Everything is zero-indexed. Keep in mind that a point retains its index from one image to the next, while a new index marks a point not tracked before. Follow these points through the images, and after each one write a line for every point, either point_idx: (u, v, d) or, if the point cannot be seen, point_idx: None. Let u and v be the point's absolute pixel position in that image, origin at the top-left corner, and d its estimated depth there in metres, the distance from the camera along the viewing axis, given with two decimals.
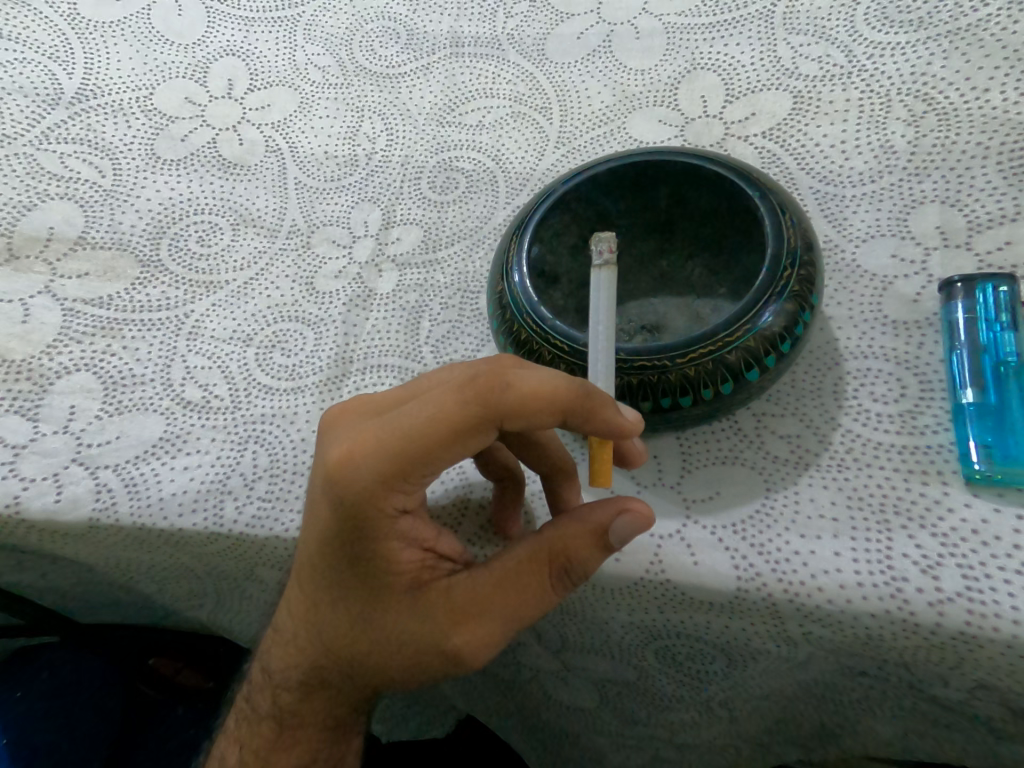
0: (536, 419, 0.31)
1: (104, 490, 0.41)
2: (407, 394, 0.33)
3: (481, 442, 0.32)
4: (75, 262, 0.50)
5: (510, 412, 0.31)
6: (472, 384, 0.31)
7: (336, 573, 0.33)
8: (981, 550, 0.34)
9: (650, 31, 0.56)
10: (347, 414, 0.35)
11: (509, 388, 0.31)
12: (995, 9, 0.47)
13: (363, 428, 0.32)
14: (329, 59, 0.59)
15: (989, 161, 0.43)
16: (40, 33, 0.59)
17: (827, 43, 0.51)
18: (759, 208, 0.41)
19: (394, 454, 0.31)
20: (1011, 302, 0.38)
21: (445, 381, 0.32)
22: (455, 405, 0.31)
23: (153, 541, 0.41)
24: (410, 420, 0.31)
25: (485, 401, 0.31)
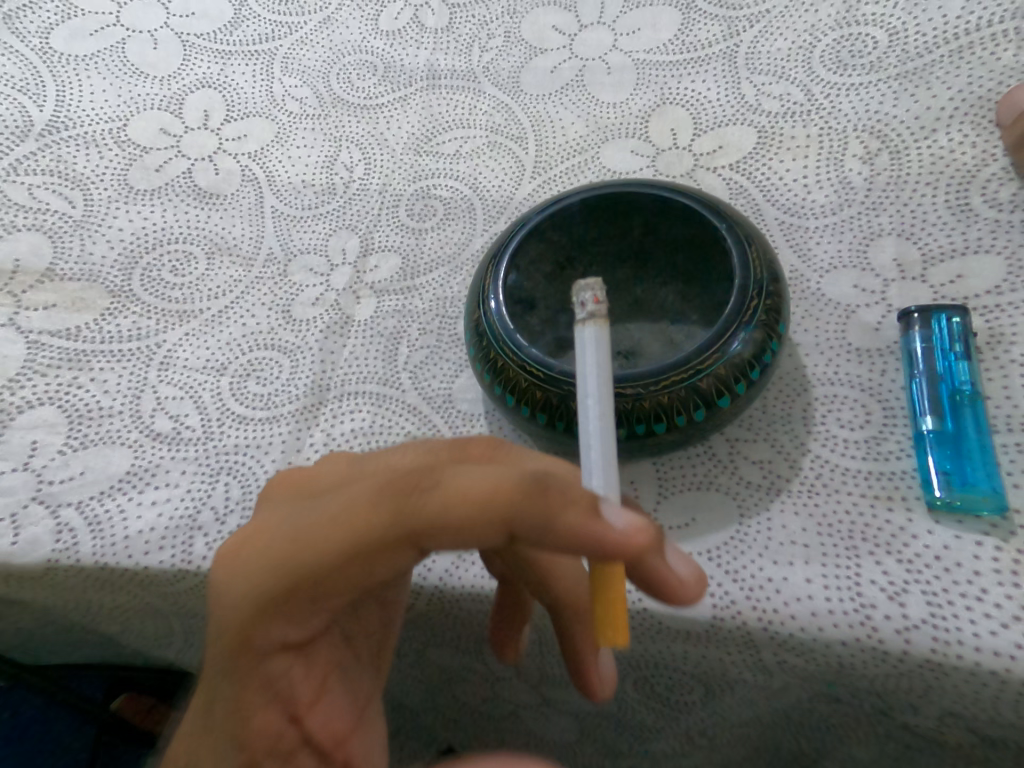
0: (471, 530, 0.26)
1: (65, 530, 0.40)
2: (340, 485, 0.30)
3: (391, 560, 0.27)
4: (41, 294, 0.49)
5: (422, 530, 0.26)
6: (384, 490, 0.27)
7: (227, 701, 0.30)
8: (945, 577, 0.34)
9: (621, 66, 0.57)
10: (279, 502, 0.32)
11: (425, 500, 0.26)
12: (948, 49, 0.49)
13: (277, 521, 0.30)
14: (306, 91, 0.59)
15: (939, 197, 0.45)
16: (12, 67, 0.58)
17: (788, 83, 0.52)
18: (726, 240, 0.42)
19: (286, 561, 0.28)
20: (963, 333, 0.40)
21: (367, 480, 0.28)
22: (361, 515, 0.27)
23: (116, 582, 0.40)
24: (325, 518, 0.28)
25: (394, 512, 0.26)
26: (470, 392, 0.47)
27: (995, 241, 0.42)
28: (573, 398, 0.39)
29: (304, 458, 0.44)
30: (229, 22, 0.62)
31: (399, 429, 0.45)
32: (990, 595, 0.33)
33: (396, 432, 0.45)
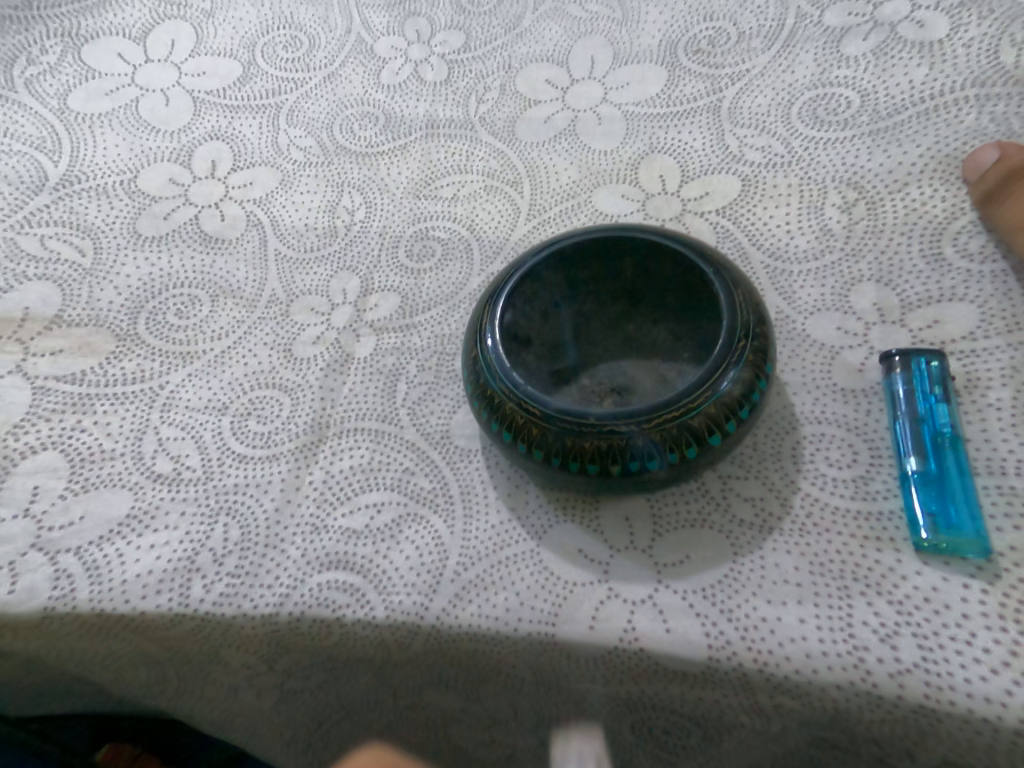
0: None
1: (63, 577, 0.40)
2: None
3: None
4: (49, 340, 0.50)
5: None
6: None
7: None
8: (934, 620, 0.35)
9: (611, 117, 0.60)
10: None
11: None
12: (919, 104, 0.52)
13: None
14: (310, 141, 0.61)
15: (913, 246, 0.47)
16: (29, 126, 0.61)
17: (769, 135, 0.55)
18: (714, 282, 0.43)
19: None
20: (943, 376, 0.41)
21: None
22: None
23: (112, 629, 0.40)
24: None
25: None
26: (468, 428, 0.48)
27: (969, 289, 0.45)
28: (569, 431, 0.40)
29: (303, 497, 0.45)
30: (237, 78, 0.64)
31: (398, 465, 0.46)
32: (979, 639, 0.34)
33: (394, 468, 0.46)
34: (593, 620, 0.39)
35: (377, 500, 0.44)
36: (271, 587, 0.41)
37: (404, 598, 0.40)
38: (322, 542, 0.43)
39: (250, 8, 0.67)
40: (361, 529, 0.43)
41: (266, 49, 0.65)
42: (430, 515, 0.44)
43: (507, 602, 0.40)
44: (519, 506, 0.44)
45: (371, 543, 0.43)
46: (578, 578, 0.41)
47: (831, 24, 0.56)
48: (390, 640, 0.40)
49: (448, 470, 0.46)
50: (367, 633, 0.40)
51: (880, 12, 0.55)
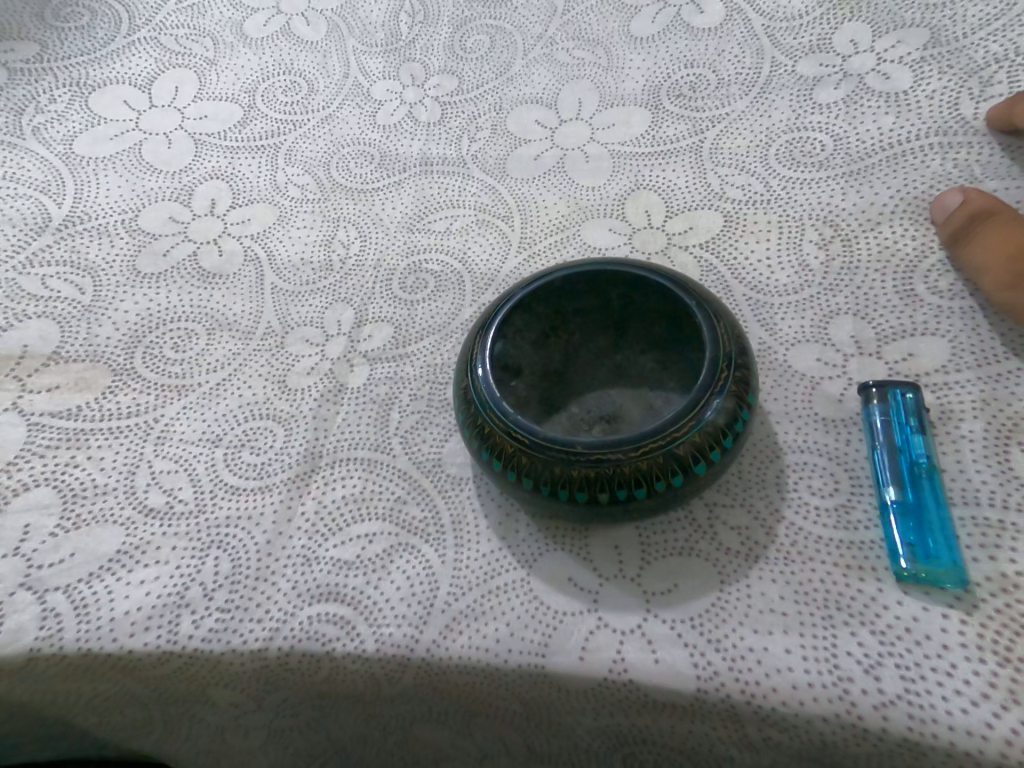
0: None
1: (50, 616, 0.41)
2: None
3: None
4: (46, 375, 0.52)
5: None
6: None
7: None
8: (916, 650, 0.36)
9: (598, 156, 0.62)
10: None
11: None
12: (890, 146, 0.54)
13: None
14: (307, 179, 0.63)
15: (887, 282, 0.49)
16: (34, 169, 0.63)
17: (749, 174, 0.58)
18: (697, 314, 0.44)
19: None
20: (917, 407, 0.43)
21: None
22: None
23: (97, 668, 0.40)
24: None
25: None
26: (459, 456, 0.48)
27: (940, 323, 0.47)
28: (558, 459, 0.40)
29: (295, 528, 0.45)
30: (238, 121, 0.66)
31: (391, 494, 0.46)
32: (959, 671, 0.35)
33: (386, 497, 0.46)
34: (585, 653, 0.39)
35: (369, 531, 0.45)
36: (261, 621, 0.41)
37: (394, 630, 0.41)
38: (314, 574, 0.43)
39: (252, 55, 0.70)
40: (352, 560, 0.44)
41: (267, 93, 0.67)
42: (421, 545, 0.44)
43: (497, 633, 0.40)
44: (509, 535, 0.45)
45: (362, 574, 0.43)
46: (569, 608, 0.41)
47: (804, 73, 0.60)
48: (380, 674, 0.40)
49: (439, 499, 0.46)
50: (357, 667, 0.40)
51: (850, 63, 0.59)
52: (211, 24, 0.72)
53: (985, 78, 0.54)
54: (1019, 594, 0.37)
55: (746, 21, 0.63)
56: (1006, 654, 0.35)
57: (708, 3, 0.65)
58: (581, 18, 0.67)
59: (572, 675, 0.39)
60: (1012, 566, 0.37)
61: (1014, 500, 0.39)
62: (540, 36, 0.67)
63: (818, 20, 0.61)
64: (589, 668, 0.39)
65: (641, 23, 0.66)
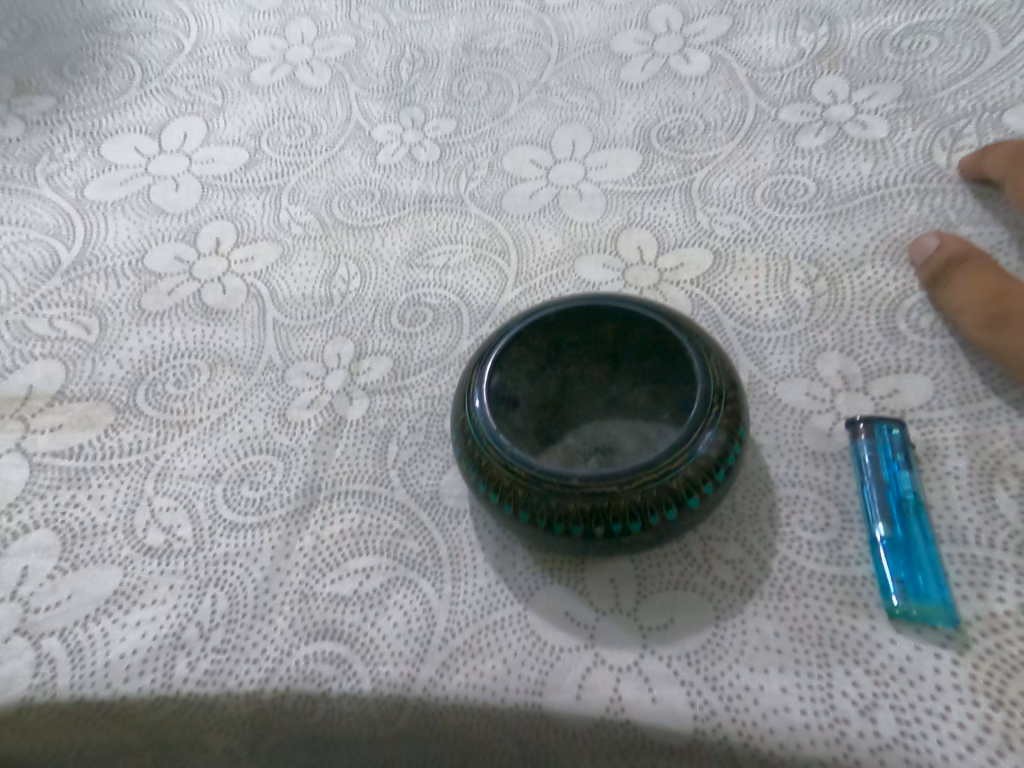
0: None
1: (45, 662, 0.42)
2: None
3: None
4: (49, 415, 0.53)
5: None
6: None
7: None
8: (909, 691, 0.37)
9: (592, 194, 0.64)
10: None
11: None
12: (871, 190, 0.57)
13: None
14: (310, 217, 0.65)
15: (872, 320, 0.51)
16: (45, 214, 0.65)
17: (737, 213, 0.59)
18: (687, 348, 0.45)
19: None
20: (903, 442, 0.44)
21: None
22: None
23: (89, 717, 0.40)
24: None
25: None
26: (456, 489, 0.48)
27: (923, 362, 0.48)
28: (554, 492, 0.41)
29: (292, 564, 0.45)
30: (244, 163, 0.68)
31: (388, 528, 0.47)
32: (952, 713, 0.35)
33: (383, 531, 0.47)
34: (580, 694, 0.39)
35: (366, 565, 0.45)
36: (257, 663, 0.41)
37: (391, 669, 0.41)
38: (311, 611, 0.43)
39: (258, 101, 0.72)
40: (350, 596, 0.44)
41: (272, 137, 0.70)
42: (418, 580, 0.44)
43: (494, 672, 0.40)
44: (505, 569, 0.45)
45: (359, 610, 0.43)
46: (566, 644, 0.41)
47: (787, 120, 0.62)
48: (377, 715, 0.40)
49: (436, 532, 0.46)
50: (354, 708, 0.40)
51: (830, 112, 0.61)
52: (220, 73, 0.75)
53: (957, 129, 0.57)
54: (1008, 633, 0.37)
55: (732, 70, 0.66)
56: (996, 695, 0.36)
57: (694, 53, 0.68)
58: (574, 65, 0.70)
59: (569, 717, 0.39)
60: (1000, 605, 0.38)
61: (1000, 538, 0.41)
62: (536, 82, 0.70)
63: (799, 72, 0.64)
64: (584, 709, 0.39)
65: (632, 72, 0.69)
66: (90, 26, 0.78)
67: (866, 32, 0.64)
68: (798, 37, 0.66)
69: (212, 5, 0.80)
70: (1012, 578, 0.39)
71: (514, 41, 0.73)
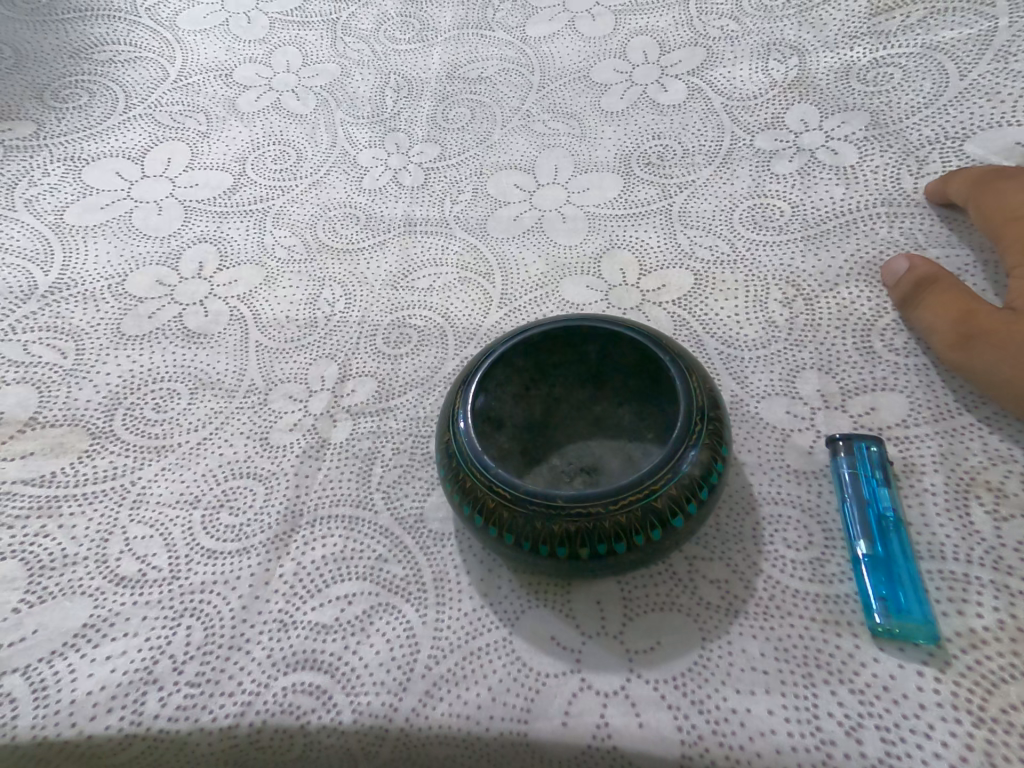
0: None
1: (7, 701, 0.40)
2: None
3: None
4: (22, 442, 0.52)
5: None
6: None
7: None
8: (893, 710, 0.36)
9: (574, 217, 0.65)
10: None
11: None
12: (844, 214, 0.59)
13: None
14: (295, 240, 0.65)
15: (848, 339, 0.52)
16: (23, 239, 0.65)
17: (716, 236, 0.61)
18: (669, 367, 0.44)
19: None
20: (882, 459, 0.44)
21: None
22: None
23: (54, 759, 0.39)
24: None
25: None
26: (441, 511, 0.48)
27: (898, 380, 0.49)
28: (538, 514, 0.40)
29: (272, 592, 0.44)
30: (228, 188, 0.69)
31: (372, 553, 0.46)
32: (936, 732, 0.35)
33: (366, 556, 0.46)
34: (567, 722, 0.38)
35: (348, 592, 0.44)
36: (232, 695, 0.40)
37: (372, 699, 0.40)
38: (290, 640, 0.42)
39: (243, 127, 0.73)
40: (330, 623, 0.43)
41: (257, 162, 0.70)
42: (401, 605, 0.43)
43: (478, 699, 0.39)
44: (491, 592, 0.44)
45: (340, 638, 0.42)
46: (551, 669, 0.40)
47: (761, 146, 0.64)
48: (357, 748, 0.39)
49: (420, 556, 0.46)
50: (333, 741, 0.39)
51: (801, 139, 0.64)
52: (205, 100, 0.75)
53: (921, 157, 0.59)
54: (988, 649, 0.38)
55: (707, 99, 0.69)
56: (978, 713, 0.36)
57: (671, 83, 0.71)
58: (556, 94, 0.72)
59: (557, 746, 0.38)
60: (979, 621, 0.39)
61: (977, 554, 0.41)
62: (518, 109, 0.72)
63: (771, 101, 0.67)
64: (572, 738, 0.38)
65: (611, 100, 0.71)
66: (74, 54, 0.79)
67: (833, 64, 0.67)
68: (769, 68, 0.69)
69: (197, 33, 0.81)
70: (990, 594, 0.39)
71: (496, 70, 0.75)
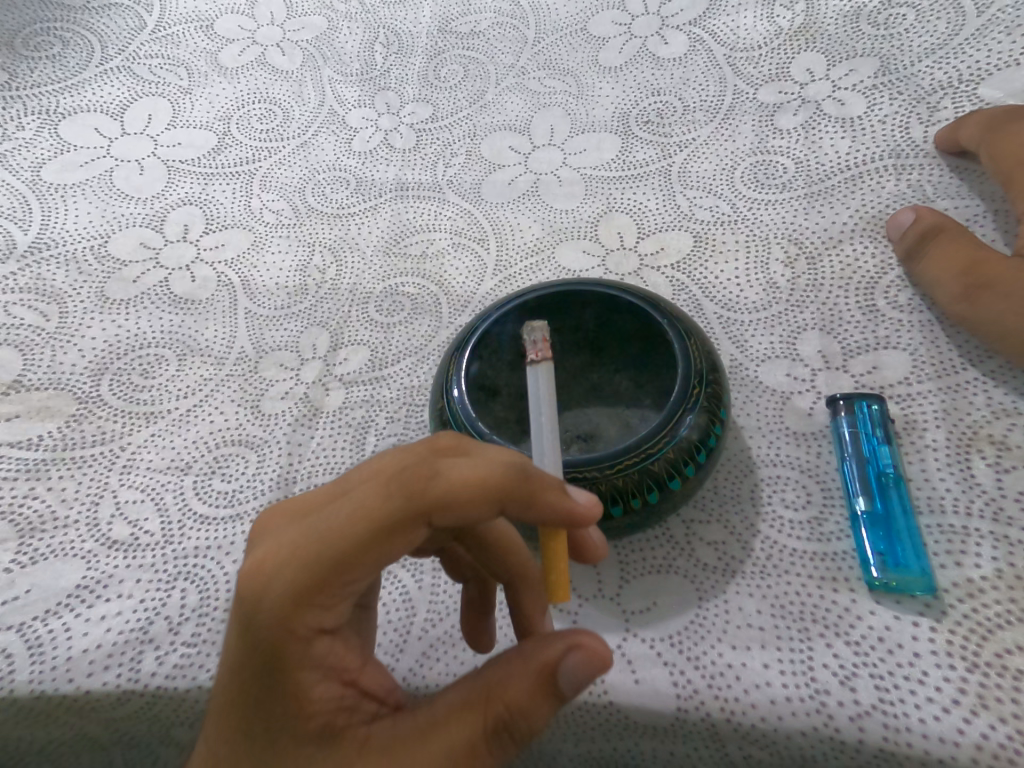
0: (487, 498, 0.28)
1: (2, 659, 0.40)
2: None
3: None
4: (7, 405, 0.51)
5: None
6: None
7: None
8: (888, 659, 0.36)
9: (571, 179, 0.63)
10: None
11: None
12: (851, 173, 0.57)
13: None
14: (283, 204, 0.63)
15: (850, 299, 0.51)
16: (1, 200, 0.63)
17: (716, 196, 0.59)
18: (668, 333, 0.43)
19: None
20: (882, 419, 0.44)
21: None
22: None
23: (47, 716, 0.39)
24: None
25: None
26: None
27: (901, 338, 0.48)
28: None
29: None
30: (213, 148, 0.67)
31: None
32: (930, 678, 0.35)
33: None
34: None
35: None
36: None
37: None
38: None
39: (226, 85, 0.71)
40: None
41: (242, 122, 0.68)
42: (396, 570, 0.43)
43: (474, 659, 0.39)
44: None
45: None
46: None
47: (765, 100, 0.62)
48: None
49: None
50: None
51: (806, 91, 0.62)
52: (186, 54, 0.73)
53: (931, 106, 0.57)
54: (984, 597, 0.37)
55: (709, 52, 0.66)
56: (972, 659, 0.35)
57: (672, 35, 0.68)
58: (551, 48, 0.70)
59: None
60: (976, 571, 0.38)
61: (977, 506, 0.40)
62: (513, 66, 0.70)
63: (776, 52, 0.64)
64: None
65: (609, 54, 0.69)
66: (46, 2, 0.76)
67: (842, 9, 0.65)
68: (774, 16, 0.66)
69: None
70: (989, 545, 0.39)
71: (490, 23, 0.72)
